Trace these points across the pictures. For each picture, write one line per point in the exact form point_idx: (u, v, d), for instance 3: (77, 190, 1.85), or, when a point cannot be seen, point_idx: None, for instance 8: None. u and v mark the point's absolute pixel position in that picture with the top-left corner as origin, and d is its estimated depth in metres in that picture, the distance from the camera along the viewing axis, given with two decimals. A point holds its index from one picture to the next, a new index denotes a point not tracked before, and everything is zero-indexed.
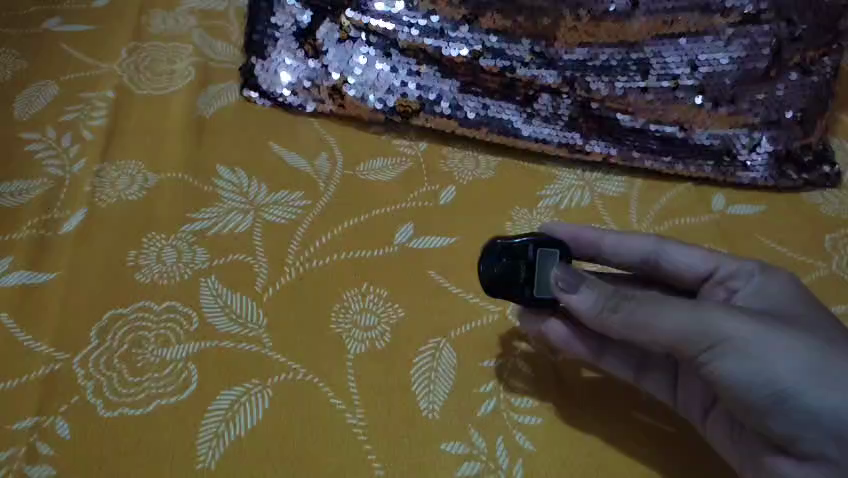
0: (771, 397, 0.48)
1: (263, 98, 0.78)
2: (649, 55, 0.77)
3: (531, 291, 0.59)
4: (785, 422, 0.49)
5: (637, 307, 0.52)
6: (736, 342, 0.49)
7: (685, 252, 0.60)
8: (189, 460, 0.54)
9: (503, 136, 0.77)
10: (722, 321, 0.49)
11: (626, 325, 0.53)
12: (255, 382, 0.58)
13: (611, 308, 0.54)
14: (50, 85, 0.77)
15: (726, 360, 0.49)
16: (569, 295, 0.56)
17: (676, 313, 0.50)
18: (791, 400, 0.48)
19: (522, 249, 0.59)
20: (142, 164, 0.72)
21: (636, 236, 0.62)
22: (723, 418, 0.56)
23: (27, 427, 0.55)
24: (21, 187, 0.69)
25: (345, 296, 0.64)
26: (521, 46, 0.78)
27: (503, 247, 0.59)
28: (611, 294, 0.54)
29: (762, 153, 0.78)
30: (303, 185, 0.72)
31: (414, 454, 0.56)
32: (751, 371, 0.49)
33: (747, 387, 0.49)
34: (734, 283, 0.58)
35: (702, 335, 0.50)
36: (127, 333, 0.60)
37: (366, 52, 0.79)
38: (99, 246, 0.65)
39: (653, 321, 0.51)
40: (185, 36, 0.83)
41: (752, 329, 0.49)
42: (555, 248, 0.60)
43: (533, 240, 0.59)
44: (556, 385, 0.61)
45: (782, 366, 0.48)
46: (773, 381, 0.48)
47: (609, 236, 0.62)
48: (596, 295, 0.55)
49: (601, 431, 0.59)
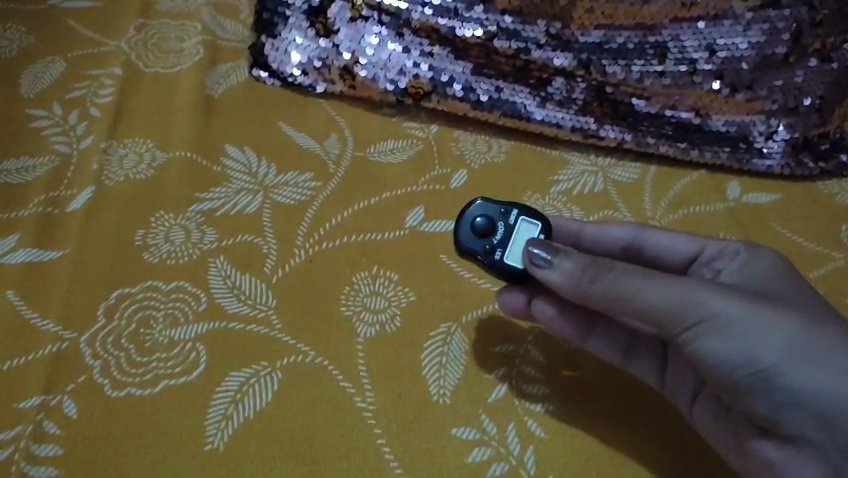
0: (752, 376, 0.47)
1: (272, 77, 0.77)
2: (667, 38, 0.77)
3: (503, 254, 0.54)
4: (766, 403, 0.48)
5: (618, 277, 0.47)
6: (722, 320, 0.46)
7: (667, 237, 0.59)
8: (197, 442, 0.54)
9: (514, 120, 0.76)
10: (708, 299, 0.47)
11: (607, 297, 0.48)
12: (264, 365, 0.58)
13: (590, 280, 0.48)
14: (58, 61, 0.76)
15: (711, 339, 0.47)
16: (545, 271, 0.50)
17: (660, 287, 0.47)
18: (775, 379, 0.46)
19: (503, 212, 0.55)
20: (150, 143, 0.71)
21: (616, 226, 0.60)
22: (710, 401, 0.55)
23: (34, 406, 0.54)
24: (27, 164, 0.68)
25: (355, 280, 0.63)
26: (537, 28, 0.77)
27: (484, 205, 0.55)
28: (588, 264, 0.48)
29: (779, 141, 0.77)
30: (312, 167, 0.71)
31: (423, 439, 0.56)
32: (735, 351, 0.47)
33: (731, 365, 0.47)
34: (720, 264, 0.56)
35: (688, 312, 0.47)
36: (135, 313, 0.59)
37: (378, 32, 0.77)
38: (106, 226, 0.64)
39: (635, 294, 0.47)
40: (194, 15, 0.82)
41: (737, 306, 0.47)
42: (538, 222, 0.55)
43: (518, 207, 0.55)
44: (560, 371, 0.60)
45: (768, 346, 0.46)
46: (758, 358, 0.46)
47: (589, 227, 0.60)
48: (574, 266, 0.49)
49: (601, 421, 0.58)
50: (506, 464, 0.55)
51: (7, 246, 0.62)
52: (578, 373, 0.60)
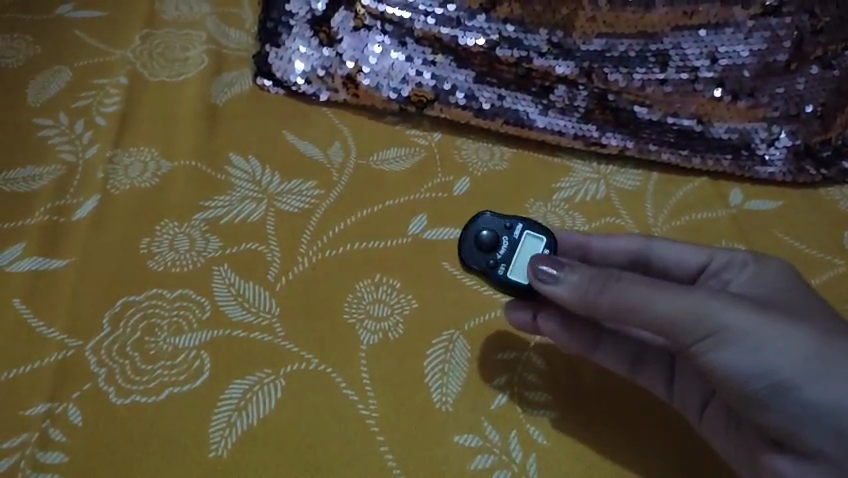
0: (768, 389, 0.46)
1: (276, 86, 0.77)
2: (668, 46, 0.78)
3: (506, 270, 0.54)
4: (782, 416, 0.47)
5: (625, 288, 0.47)
6: (735, 332, 0.46)
7: (673, 246, 0.59)
8: (201, 449, 0.54)
9: (518, 128, 0.76)
10: (721, 311, 0.46)
11: (615, 307, 0.48)
12: (268, 372, 0.58)
13: (597, 291, 0.48)
14: (64, 70, 0.77)
15: (724, 351, 0.46)
16: (550, 287, 0.50)
17: (671, 297, 0.47)
18: (792, 392, 0.46)
19: (509, 226, 0.55)
20: (154, 152, 0.71)
21: (621, 238, 0.60)
22: (721, 413, 0.54)
23: (39, 413, 0.55)
24: (33, 173, 0.68)
25: (358, 288, 0.64)
26: (538, 36, 0.78)
27: (490, 219, 0.55)
28: (594, 276, 0.48)
29: (781, 148, 0.77)
30: (316, 174, 0.71)
31: (426, 446, 0.56)
32: (750, 362, 0.46)
33: (743, 378, 0.47)
34: (729, 275, 0.55)
35: (699, 323, 0.46)
36: (140, 320, 0.60)
37: (381, 41, 0.78)
38: (111, 233, 0.65)
39: (645, 304, 0.47)
40: (199, 24, 0.83)
41: (751, 318, 0.46)
42: (543, 236, 0.55)
43: (522, 221, 0.55)
44: (564, 383, 0.60)
45: (784, 357, 0.45)
46: (772, 372, 0.46)
47: (596, 238, 0.61)
48: (579, 280, 0.49)
49: (609, 432, 0.58)
50: (508, 471, 0.55)
51: (13, 254, 0.63)
52: (582, 382, 0.60)
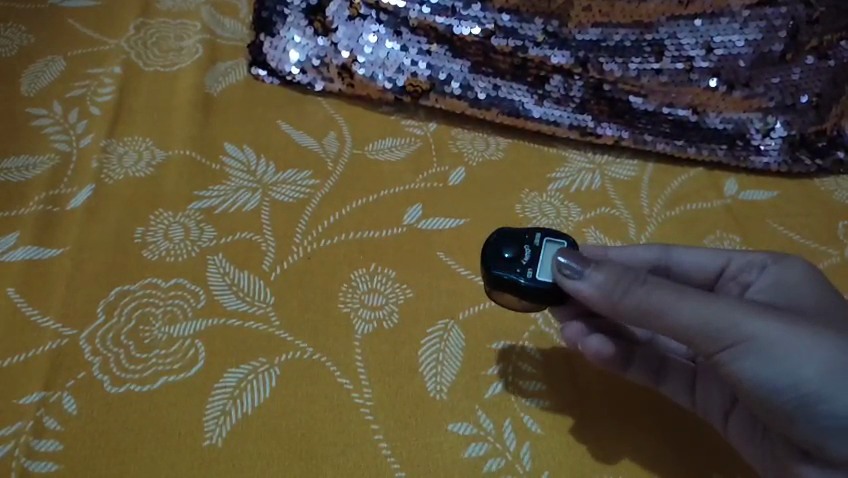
0: (794, 401, 0.45)
1: (271, 76, 0.77)
2: (664, 36, 0.77)
3: (534, 272, 0.52)
4: (810, 427, 0.46)
5: (651, 292, 0.46)
6: (758, 342, 0.45)
7: (691, 252, 0.58)
8: (195, 438, 0.54)
9: (513, 118, 0.76)
10: (745, 320, 0.45)
11: (639, 311, 0.47)
12: (262, 361, 0.58)
13: (622, 292, 0.47)
14: (58, 60, 0.76)
15: (748, 361, 0.46)
16: (574, 282, 0.49)
17: (697, 305, 0.46)
18: (818, 405, 0.44)
19: (528, 234, 0.54)
20: (149, 142, 0.71)
21: (639, 248, 0.58)
22: (744, 420, 0.54)
23: (33, 401, 0.55)
24: (27, 163, 0.68)
25: (353, 277, 0.64)
26: (534, 26, 0.78)
27: (508, 234, 0.55)
28: (621, 274, 0.47)
29: (776, 139, 0.77)
30: (312, 164, 0.71)
31: (421, 435, 0.56)
32: (773, 373, 0.45)
33: (771, 390, 0.46)
34: (747, 277, 0.55)
35: (723, 333, 0.45)
36: (135, 309, 0.60)
37: (377, 30, 0.77)
38: (106, 223, 0.65)
39: (669, 309, 0.46)
40: (194, 14, 0.83)
41: (774, 327, 0.45)
42: (564, 239, 0.54)
43: (541, 230, 0.55)
44: (571, 382, 0.60)
45: (810, 370, 0.44)
46: (799, 384, 0.44)
47: (613, 250, 0.59)
48: (605, 278, 0.48)
49: (626, 434, 0.57)
50: (502, 459, 0.55)
51: (6, 244, 0.63)
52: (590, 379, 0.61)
